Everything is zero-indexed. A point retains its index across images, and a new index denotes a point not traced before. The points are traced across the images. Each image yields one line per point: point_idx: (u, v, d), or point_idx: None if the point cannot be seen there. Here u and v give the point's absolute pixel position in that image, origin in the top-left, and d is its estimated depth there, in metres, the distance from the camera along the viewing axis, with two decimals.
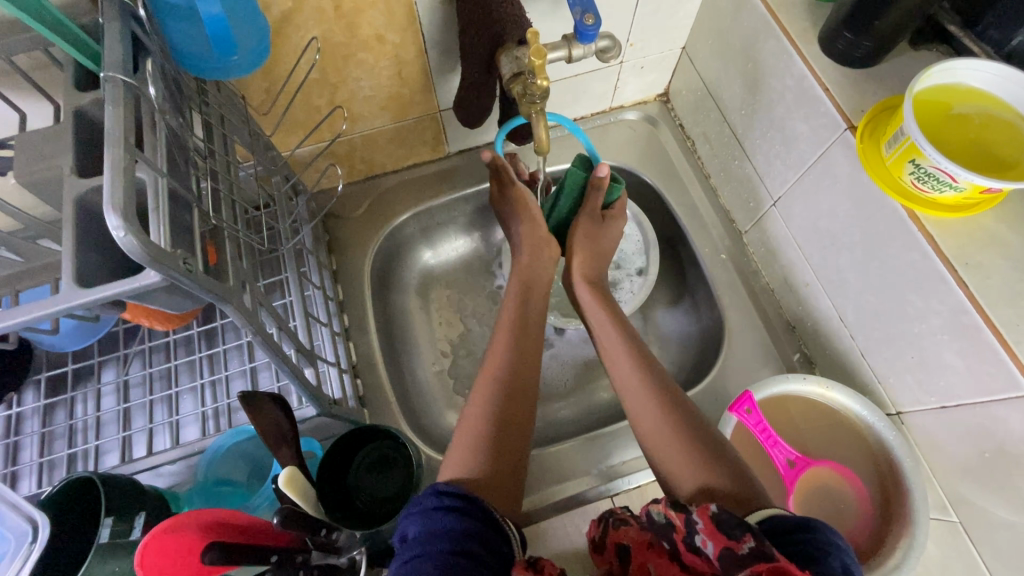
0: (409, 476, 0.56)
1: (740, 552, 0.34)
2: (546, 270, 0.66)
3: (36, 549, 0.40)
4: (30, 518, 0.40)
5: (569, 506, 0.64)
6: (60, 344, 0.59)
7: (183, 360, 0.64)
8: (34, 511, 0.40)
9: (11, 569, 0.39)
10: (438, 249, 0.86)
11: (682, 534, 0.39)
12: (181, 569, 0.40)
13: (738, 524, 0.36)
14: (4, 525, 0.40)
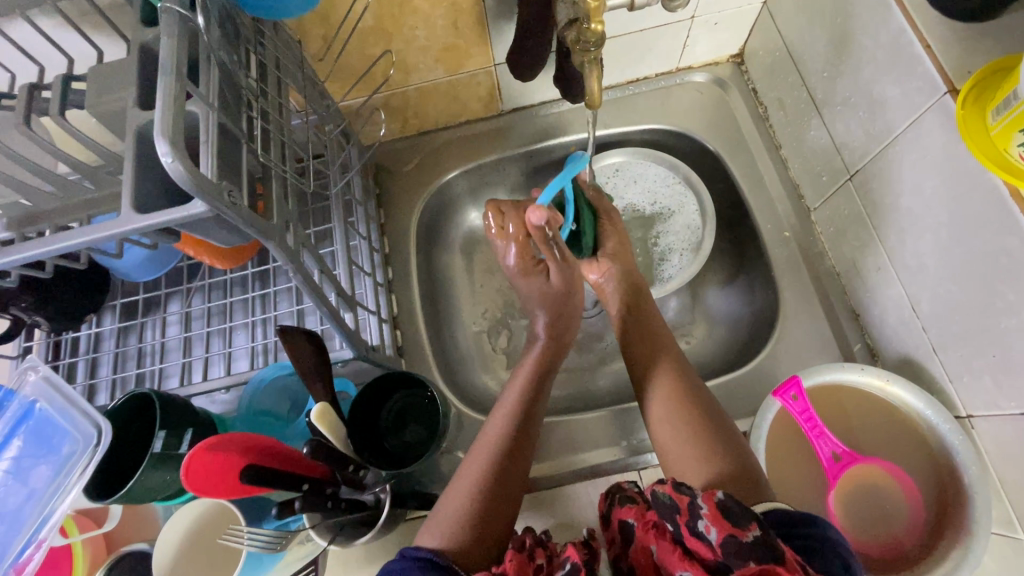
0: (433, 427, 0.57)
1: (745, 540, 0.36)
2: (568, 323, 0.65)
3: (99, 451, 0.45)
4: (97, 424, 0.45)
5: (594, 475, 0.64)
6: (133, 274, 0.66)
7: (239, 297, 0.68)
8: (99, 417, 0.45)
9: (81, 466, 0.45)
10: (485, 210, 0.85)
11: (684, 517, 0.40)
12: (221, 484, 0.44)
13: (743, 513, 0.38)
14: (78, 426, 0.46)
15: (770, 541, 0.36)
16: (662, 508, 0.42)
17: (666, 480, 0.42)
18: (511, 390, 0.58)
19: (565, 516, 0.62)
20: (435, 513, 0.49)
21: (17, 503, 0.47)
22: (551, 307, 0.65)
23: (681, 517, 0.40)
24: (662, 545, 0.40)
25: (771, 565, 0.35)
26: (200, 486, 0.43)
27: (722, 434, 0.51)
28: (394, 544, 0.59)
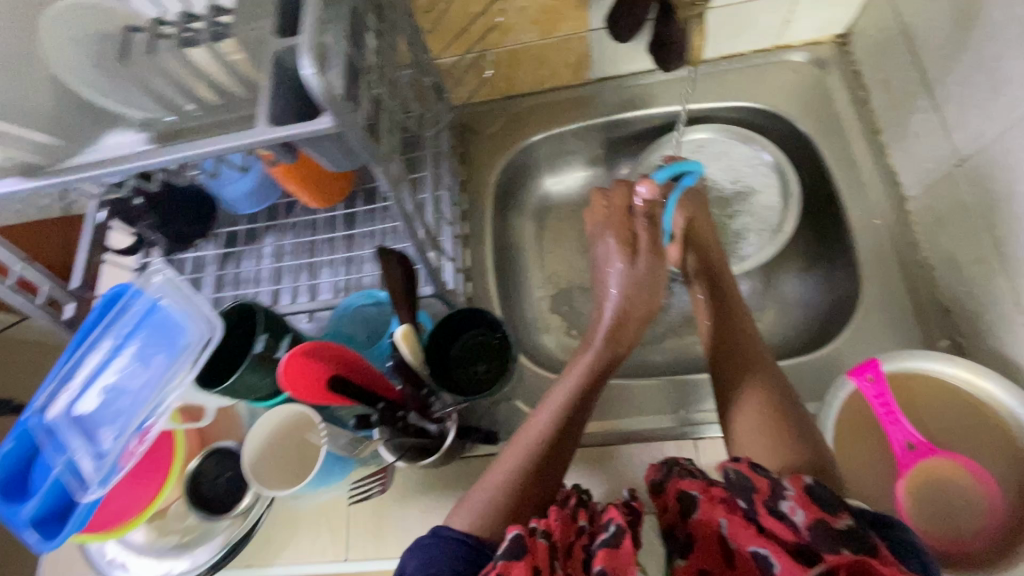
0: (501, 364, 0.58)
1: (838, 527, 0.37)
2: (639, 308, 0.60)
3: (211, 346, 0.51)
4: (211, 323, 0.51)
5: (648, 439, 0.65)
6: (236, 205, 0.73)
7: (326, 236, 0.74)
8: (213, 317, 0.51)
9: (195, 357, 0.51)
10: (561, 178, 0.86)
11: (764, 497, 0.41)
12: (312, 387, 0.49)
13: (832, 500, 0.39)
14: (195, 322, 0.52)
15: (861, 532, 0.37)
16: (733, 486, 0.43)
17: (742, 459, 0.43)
18: (565, 376, 0.55)
19: (616, 475, 0.63)
20: (467, 493, 0.48)
21: (138, 383, 0.53)
22: (627, 292, 0.60)
23: (760, 496, 0.41)
24: (733, 520, 0.41)
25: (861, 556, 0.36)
26: (296, 384, 0.48)
27: (799, 425, 0.49)
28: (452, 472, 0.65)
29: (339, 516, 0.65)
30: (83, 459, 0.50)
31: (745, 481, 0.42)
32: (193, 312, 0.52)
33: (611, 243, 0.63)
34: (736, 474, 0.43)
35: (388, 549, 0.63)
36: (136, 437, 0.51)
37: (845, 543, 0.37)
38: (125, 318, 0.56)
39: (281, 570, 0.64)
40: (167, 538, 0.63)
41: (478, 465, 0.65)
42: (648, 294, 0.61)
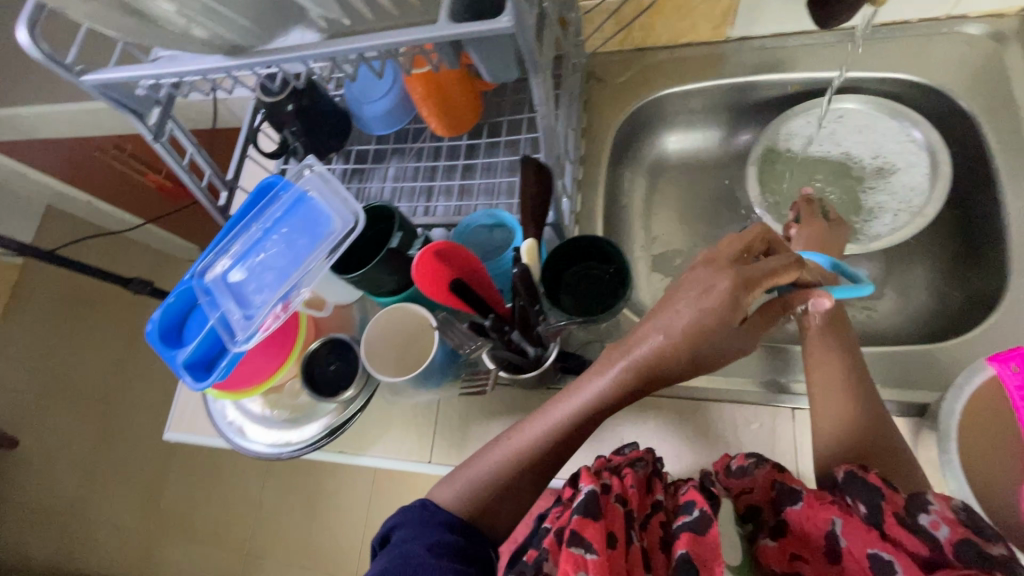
0: (616, 293, 0.58)
1: (985, 548, 0.39)
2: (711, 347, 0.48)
3: (354, 235, 0.56)
4: (355, 214, 0.56)
5: (742, 401, 0.64)
6: (371, 125, 0.78)
7: (447, 163, 0.77)
8: (358, 209, 0.56)
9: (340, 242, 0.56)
10: (680, 139, 0.85)
11: (894, 507, 0.44)
12: (436, 281, 0.53)
13: (982, 525, 0.41)
14: (341, 212, 0.57)
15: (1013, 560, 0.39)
16: (858, 492, 0.47)
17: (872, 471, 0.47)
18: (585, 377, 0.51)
19: (704, 429, 0.64)
20: (460, 467, 0.53)
21: (284, 261, 0.58)
22: (683, 330, 0.47)
23: (891, 506, 0.44)
24: (851, 522, 0.44)
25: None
26: (425, 272, 0.52)
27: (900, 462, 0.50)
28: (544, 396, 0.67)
29: (428, 421, 0.70)
30: (235, 319, 0.57)
31: (872, 490, 0.46)
32: (340, 204, 0.57)
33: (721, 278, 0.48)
34: (864, 483, 0.47)
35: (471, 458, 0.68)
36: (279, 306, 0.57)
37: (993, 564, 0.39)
38: (275, 206, 0.62)
39: (369, 459, 0.70)
40: (280, 411, 0.70)
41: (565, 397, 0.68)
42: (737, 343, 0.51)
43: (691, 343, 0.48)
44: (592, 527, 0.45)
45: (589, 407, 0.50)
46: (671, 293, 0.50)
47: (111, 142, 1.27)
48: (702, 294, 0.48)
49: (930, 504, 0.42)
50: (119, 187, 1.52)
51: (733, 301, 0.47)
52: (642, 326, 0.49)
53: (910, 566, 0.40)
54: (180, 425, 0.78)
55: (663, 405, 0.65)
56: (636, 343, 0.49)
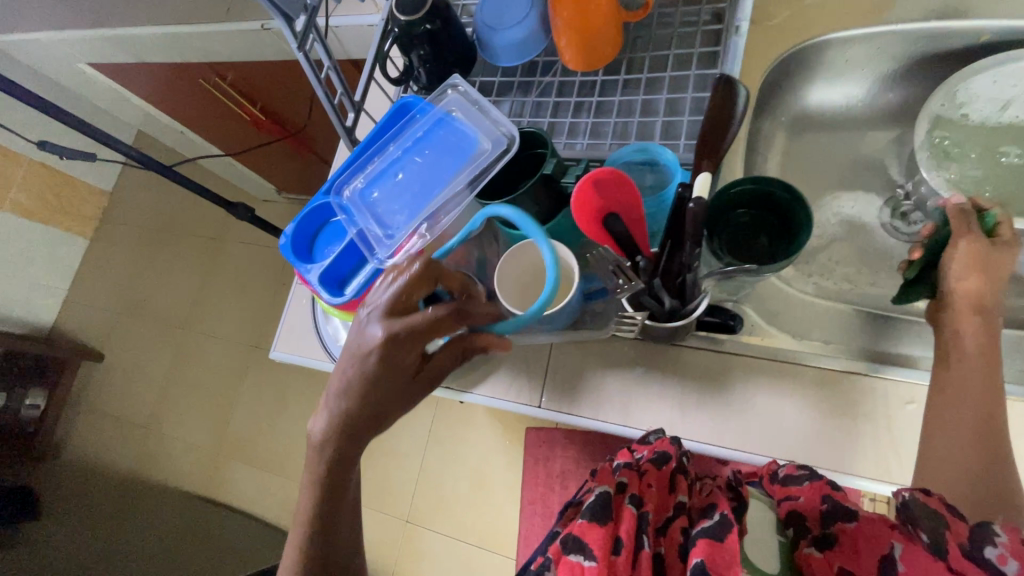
0: (790, 248, 0.50)
1: None
2: (392, 388, 0.53)
3: (508, 157, 0.53)
4: (508, 135, 0.54)
5: (894, 378, 0.59)
6: (499, 54, 0.74)
7: (577, 99, 0.73)
8: (514, 129, 0.54)
9: (494, 163, 0.54)
10: (828, 92, 0.77)
11: (955, 538, 0.42)
12: (594, 203, 0.50)
13: None
14: (495, 133, 0.55)
15: None
16: (919, 518, 0.44)
17: (930, 494, 0.45)
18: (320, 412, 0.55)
19: (846, 402, 0.59)
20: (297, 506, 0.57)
21: (426, 182, 0.57)
22: (360, 396, 0.53)
23: (953, 536, 0.42)
24: (908, 547, 0.43)
25: None
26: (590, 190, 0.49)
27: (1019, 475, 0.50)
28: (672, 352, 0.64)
29: (539, 365, 0.69)
30: (377, 237, 0.56)
31: (934, 516, 0.44)
32: (492, 126, 0.55)
33: (379, 346, 0.52)
34: (924, 508, 0.44)
35: (585, 407, 0.66)
36: (425, 227, 0.56)
37: None
38: (413, 127, 0.60)
39: (478, 397, 0.69)
40: None
41: (692, 355, 0.64)
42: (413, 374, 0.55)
43: (364, 385, 0.52)
44: (594, 533, 0.45)
45: (353, 426, 0.53)
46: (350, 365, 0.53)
47: (212, 71, 1.27)
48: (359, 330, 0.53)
49: (996, 536, 0.40)
50: (210, 119, 1.54)
51: (398, 359, 0.53)
52: (328, 400, 0.54)
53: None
54: (287, 345, 0.79)
55: (801, 374, 0.61)
56: (335, 391, 0.53)
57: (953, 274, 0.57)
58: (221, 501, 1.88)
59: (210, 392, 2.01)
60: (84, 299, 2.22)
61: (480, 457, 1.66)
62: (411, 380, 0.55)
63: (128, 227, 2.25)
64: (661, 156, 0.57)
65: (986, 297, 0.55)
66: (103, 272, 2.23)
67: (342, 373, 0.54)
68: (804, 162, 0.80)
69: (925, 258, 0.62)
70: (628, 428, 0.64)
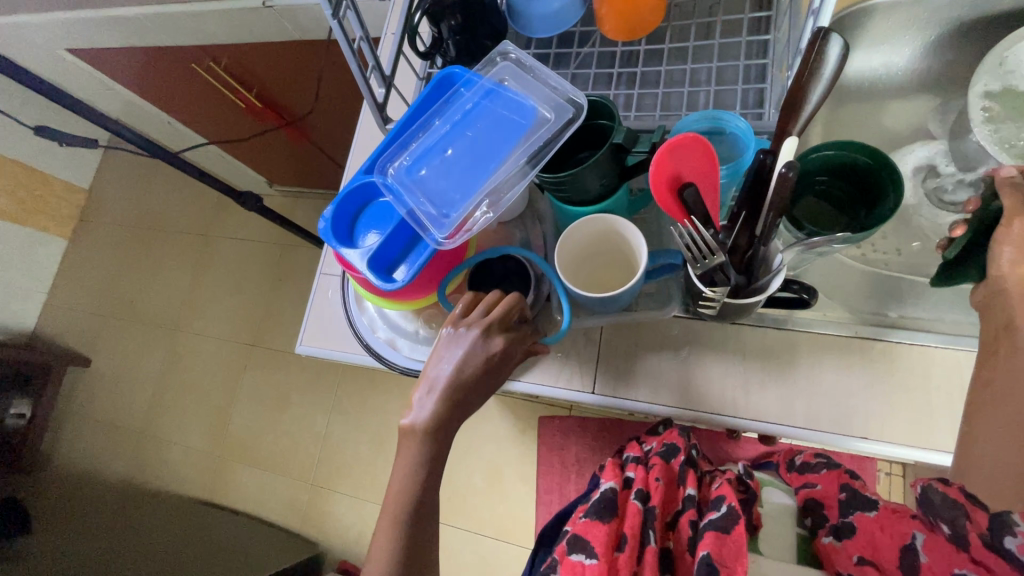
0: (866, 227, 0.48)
1: None
2: (497, 373, 0.58)
3: (576, 128, 0.51)
4: (577, 105, 0.51)
5: (965, 347, 0.58)
6: (534, 26, 0.70)
7: (620, 71, 0.69)
8: (583, 99, 0.51)
9: (561, 135, 0.51)
10: (869, 58, 0.75)
11: (975, 531, 0.43)
12: (662, 173, 0.46)
13: None
14: (564, 102, 0.52)
15: None
16: (940, 509, 0.46)
17: (949, 483, 0.46)
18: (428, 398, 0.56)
19: (915, 375, 0.58)
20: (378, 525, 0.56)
21: (483, 157, 0.54)
22: (471, 381, 0.56)
23: (973, 528, 0.43)
24: (931, 538, 0.48)
25: None
26: (662, 157, 0.46)
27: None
28: (730, 330, 0.63)
29: (590, 350, 0.66)
30: (434, 216, 0.53)
31: (953, 506, 0.45)
32: (557, 95, 0.52)
33: (485, 349, 0.56)
34: (944, 499, 0.46)
35: (642, 394, 0.63)
36: (486, 203, 0.53)
37: None
38: (460, 98, 0.56)
39: (525, 385, 0.66)
40: (435, 326, 0.66)
41: (752, 333, 0.62)
42: (509, 365, 0.59)
43: (480, 374, 0.56)
44: (594, 535, 0.57)
45: (457, 406, 0.56)
46: (454, 360, 0.56)
47: (204, 55, 1.20)
48: (479, 338, 0.56)
49: (1015, 525, 0.40)
50: (201, 107, 1.46)
51: (503, 353, 0.57)
52: (434, 379, 0.56)
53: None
54: (315, 339, 0.75)
55: (866, 348, 0.59)
56: (443, 379, 0.56)
57: (1005, 259, 0.50)
58: (223, 505, 1.83)
59: (207, 393, 1.94)
60: (66, 302, 2.12)
61: (493, 447, 1.64)
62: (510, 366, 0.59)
63: (111, 225, 2.15)
64: (728, 126, 0.54)
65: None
66: (85, 272, 2.13)
67: (444, 366, 0.56)
68: (846, 133, 0.78)
69: (968, 235, 0.53)
70: (688, 411, 0.61)
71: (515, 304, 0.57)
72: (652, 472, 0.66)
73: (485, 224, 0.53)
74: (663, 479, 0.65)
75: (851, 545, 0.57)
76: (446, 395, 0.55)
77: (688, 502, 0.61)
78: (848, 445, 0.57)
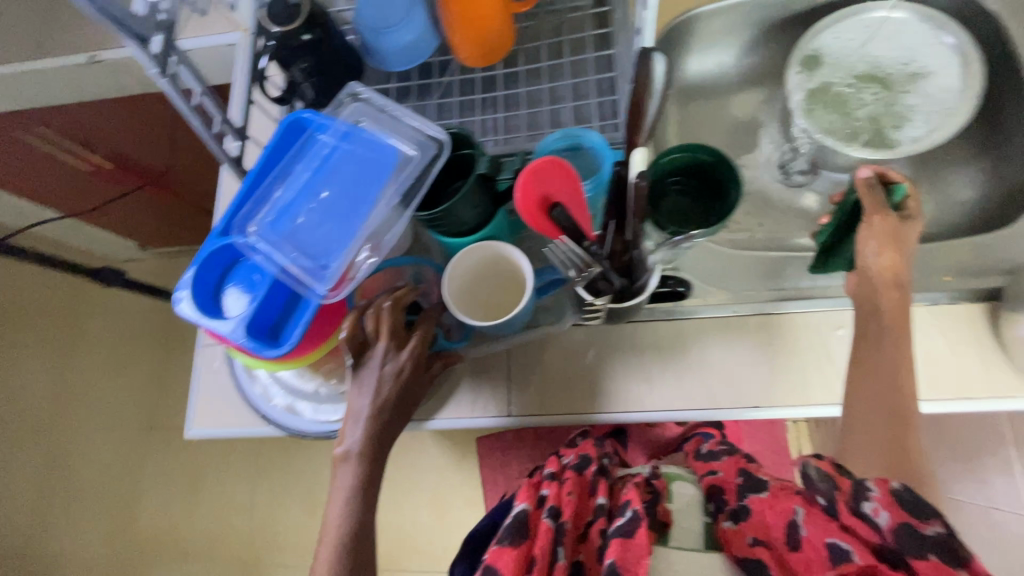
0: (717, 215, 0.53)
1: (922, 531, 0.42)
2: (418, 385, 0.56)
3: (443, 161, 0.51)
4: (438, 138, 0.51)
5: (820, 305, 0.64)
6: (391, 61, 0.69)
7: (481, 96, 0.70)
8: (442, 132, 0.51)
9: (431, 169, 0.51)
10: (704, 61, 0.83)
11: (846, 497, 0.47)
12: (531, 199, 0.48)
13: (923, 507, 0.43)
14: (428, 134, 0.52)
15: (952, 542, 0.41)
16: (816, 482, 0.50)
17: (823, 457, 0.50)
18: (359, 416, 0.54)
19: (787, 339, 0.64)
20: None
21: (354, 201, 0.52)
22: (393, 399, 0.54)
23: (840, 495, 0.48)
24: (813, 513, 0.50)
25: (947, 560, 0.41)
26: (526, 184, 0.47)
27: None
28: (626, 328, 0.66)
29: (500, 373, 0.66)
30: (312, 269, 0.50)
31: (827, 478, 0.49)
32: (418, 128, 0.52)
33: (402, 365, 0.54)
34: (820, 473, 0.50)
35: (555, 407, 0.64)
36: (367, 247, 0.51)
37: (929, 547, 0.42)
38: (318, 145, 0.54)
39: (443, 421, 0.65)
40: (334, 381, 0.62)
41: (646, 328, 0.66)
42: (425, 377, 0.57)
43: (400, 390, 0.55)
44: (505, 558, 0.56)
45: (380, 428, 0.54)
46: (372, 380, 0.54)
47: (30, 121, 1.06)
48: (387, 356, 0.54)
49: (869, 491, 0.46)
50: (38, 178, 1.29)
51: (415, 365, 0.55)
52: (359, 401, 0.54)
53: (865, 553, 0.45)
54: (205, 420, 0.68)
55: (743, 324, 0.65)
56: (367, 403, 0.54)
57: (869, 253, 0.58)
58: None
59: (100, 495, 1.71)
60: None
61: (436, 479, 1.59)
62: (430, 378, 0.58)
63: None
64: (587, 142, 0.57)
65: (900, 272, 0.57)
66: None
67: (366, 389, 0.54)
68: (697, 128, 0.85)
69: (833, 224, 0.63)
70: (600, 415, 0.63)
71: (396, 315, 0.54)
72: (565, 486, 0.66)
73: (369, 268, 0.51)
74: (575, 492, 0.66)
75: (746, 527, 0.55)
76: (377, 413, 0.54)
77: (599, 512, 0.64)
78: (744, 415, 0.62)
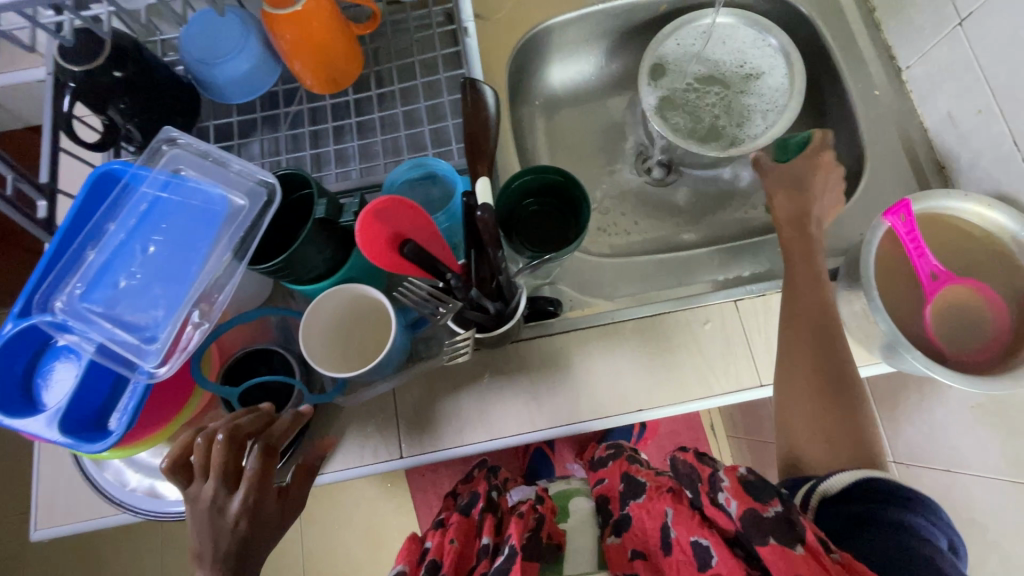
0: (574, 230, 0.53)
1: (763, 512, 0.46)
2: (272, 517, 0.46)
3: (275, 207, 0.47)
4: (267, 183, 0.47)
5: (688, 302, 0.67)
6: (229, 94, 0.63)
7: (333, 123, 0.66)
8: (270, 176, 0.47)
9: (263, 217, 0.47)
10: (565, 71, 0.85)
11: (706, 489, 0.51)
12: (377, 243, 0.46)
13: (763, 490, 0.47)
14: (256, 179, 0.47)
15: (790, 517, 0.45)
16: (684, 476, 0.55)
17: (689, 452, 0.56)
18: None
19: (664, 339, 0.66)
20: None
21: (181, 260, 0.47)
22: (239, 546, 0.44)
23: (703, 487, 0.52)
24: (680, 511, 0.53)
25: (788, 537, 0.44)
26: (366, 229, 0.44)
27: (838, 376, 0.57)
28: (512, 349, 0.65)
29: (386, 415, 0.63)
30: (135, 345, 0.44)
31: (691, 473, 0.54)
32: (246, 172, 0.48)
33: (240, 504, 0.45)
34: (686, 465, 0.55)
35: (446, 440, 0.62)
36: (198, 312, 0.46)
37: (772, 527, 0.45)
38: (133, 200, 0.48)
39: (331, 475, 0.61)
40: None
41: (531, 347, 0.65)
42: (282, 500, 0.48)
43: (246, 534, 0.45)
44: None
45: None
46: (206, 531, 0.44)
47: None
48: (219, 498, 0.45)
49: (721, 482, 0.50)
50: None
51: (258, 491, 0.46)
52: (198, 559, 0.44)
53: (720, 545, 0.48)
54: (48, 519, 0.59)
55: (622, 330, 0.66)
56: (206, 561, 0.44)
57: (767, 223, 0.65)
58: None
59: None
60: None
61: (366, 511, 1.52)
62: (291, 499, 0.49)
63: None
64: (436, 168, 0.56)
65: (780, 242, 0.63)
66: None
67: (205, 541, 0.44)
68: (568, 137, 0.86)
69: None
70: (493, 440, 0.63)
71: (224, 453, 0.46)
72: (446, 534, 0.60)
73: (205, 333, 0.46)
74: (459, 539, 0.59)
75: (627, 539, 0.57)
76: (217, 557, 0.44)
77: (482, 554, 0.56)
78: (630, 419, 0.64)
